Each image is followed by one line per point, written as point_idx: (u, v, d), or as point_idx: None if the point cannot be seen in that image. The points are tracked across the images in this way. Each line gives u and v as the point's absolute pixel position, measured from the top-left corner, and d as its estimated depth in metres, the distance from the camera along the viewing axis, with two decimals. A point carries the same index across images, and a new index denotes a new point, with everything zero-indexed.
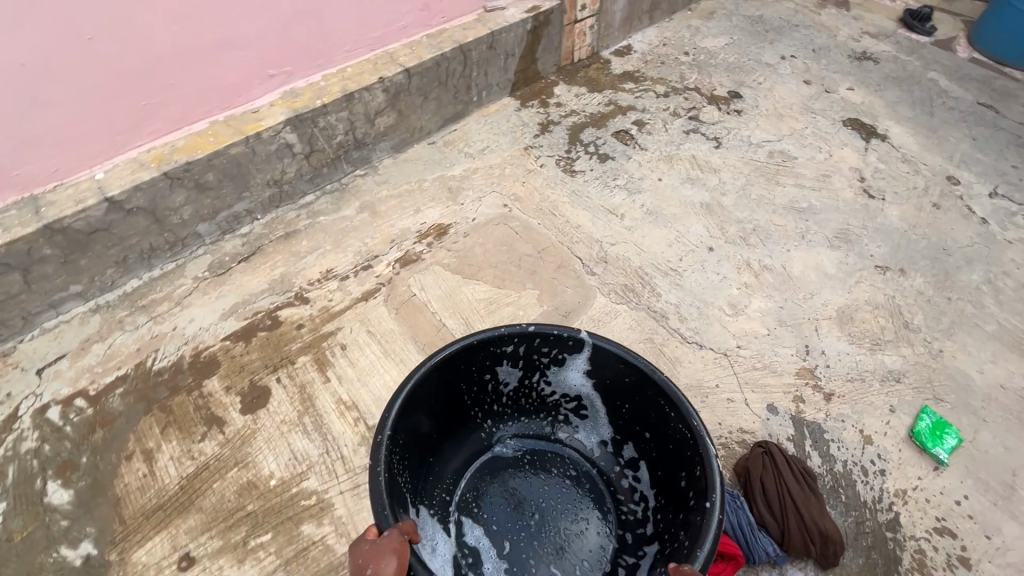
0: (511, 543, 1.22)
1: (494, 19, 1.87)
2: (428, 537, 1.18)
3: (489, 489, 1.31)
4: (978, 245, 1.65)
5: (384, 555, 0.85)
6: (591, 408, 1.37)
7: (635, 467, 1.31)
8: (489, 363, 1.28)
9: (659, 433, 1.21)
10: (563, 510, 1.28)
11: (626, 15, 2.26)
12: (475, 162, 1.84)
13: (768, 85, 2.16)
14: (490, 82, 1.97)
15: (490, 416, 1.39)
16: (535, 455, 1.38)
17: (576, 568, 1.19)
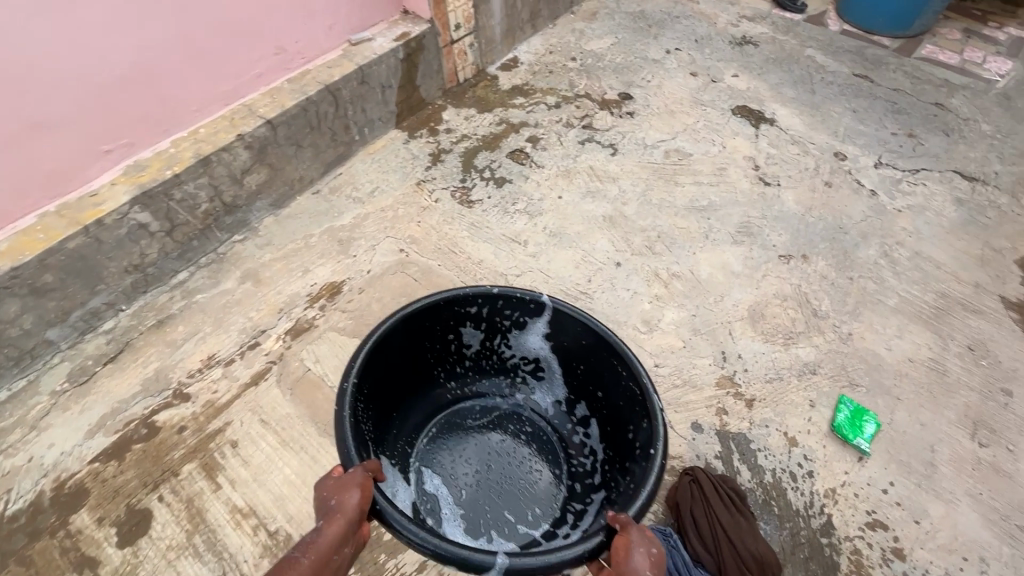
0: (467, 490, 1.39)
1: (362, 53, 1.75)
2: (390, 484, 1.34)
3: (449, 445, 1.47)
4: (871, 219, 1.68)
5: (351, 486, 1.00)
6: (548, 370, 1.53)
7: (586, 425, 1.48)
8: (453, 325, 1.44)
9: (607, 386, 1.38)
10: (518, 464, 1.45)
11: (506, 27, 2.19)
12: (366, 206, 1.72)
13: (656, 82, 2.15)
14: (370, 118, 1.85)
15: (453, 374, 1.55)
16: (495, 415, 1.54)
17: (524, 514, 1.36)
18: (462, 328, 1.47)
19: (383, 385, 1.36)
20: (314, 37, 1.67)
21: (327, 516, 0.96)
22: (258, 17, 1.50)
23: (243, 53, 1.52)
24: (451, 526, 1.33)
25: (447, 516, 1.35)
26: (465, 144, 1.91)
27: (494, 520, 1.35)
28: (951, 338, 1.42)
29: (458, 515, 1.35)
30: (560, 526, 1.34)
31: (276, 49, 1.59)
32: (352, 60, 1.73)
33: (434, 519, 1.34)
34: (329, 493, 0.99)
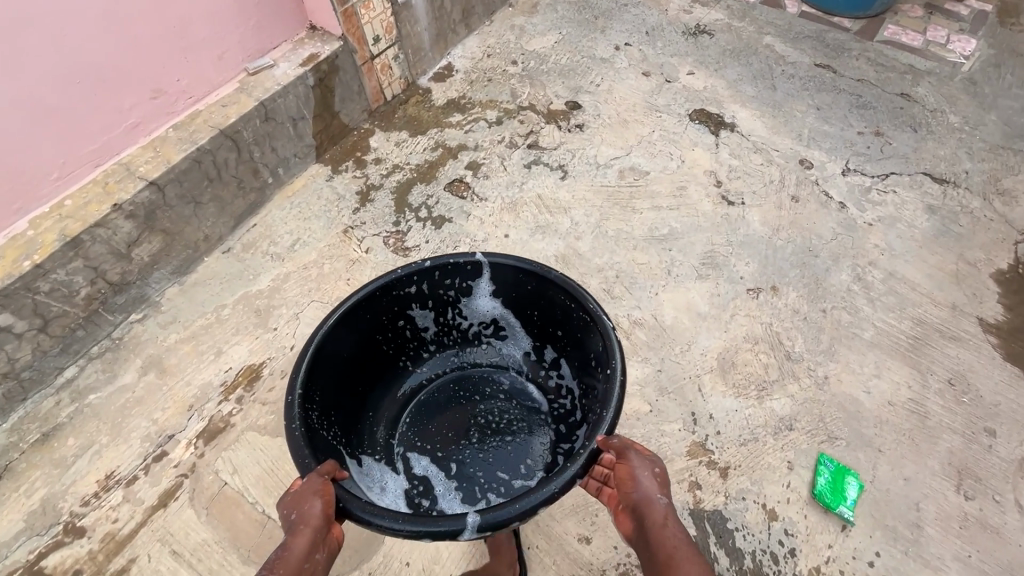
0: (458, 462, 1.29)
1: (263, 84, 1.50)
2: (377, 479, 1.24)
3: (428, 425, 1.36)
4: (841, 237, 1.56)
5: (307, 495, 0.88)
6: (508, 327, 1.41)
7: (557, 365, 1.36)
8: (398, 309, 1.32)
9: (563, 322, 1.27)
10: (504, 423, 1.34)
11: (436, 32, 1.94)
12: (287, 264, 1.51)
13: (606, 85, 1.95)
14: (284, 156, 1.61)
15: (417, 359, 1.43)
16: (468, 383, 1.42)
17: (519, 468, 1.27)
18: (412, 311, 1.35)
19: (339, 387, 1.23)
20: (199, 70, 1.41)
21: (292, 527, 0.85)
22: (117, 57, 1.23)
23: (108, 102, 1.26)
24: (449, 501, 1.24)
25: (442, 492, 1.26)
26: (398, 176, 1.70)
27: (490, 483, 1.26)
28: (931, 373, 1.32)
29: (454, 490, 1.26)
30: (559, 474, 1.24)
31: (151, 91, 1.33)
32: (251, 95, 1.48)
33: (430, 501, 1.24)
34: (286, 510, 0.88)
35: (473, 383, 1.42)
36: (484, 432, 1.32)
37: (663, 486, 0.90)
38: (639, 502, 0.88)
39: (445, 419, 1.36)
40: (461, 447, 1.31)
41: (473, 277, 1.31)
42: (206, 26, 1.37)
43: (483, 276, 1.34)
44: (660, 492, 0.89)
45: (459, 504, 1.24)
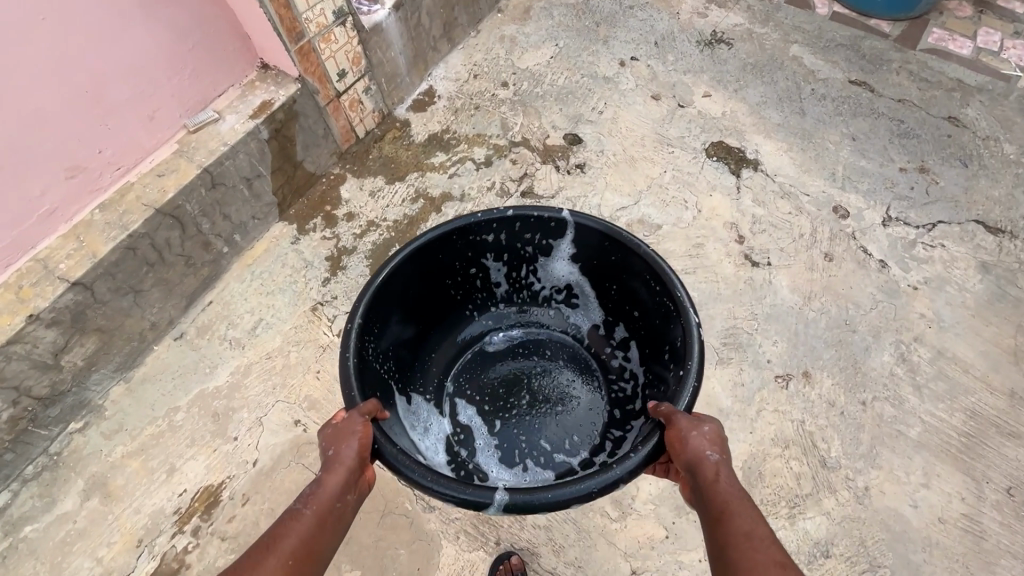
0: (501, 421, 1.41)
1: (206, 144, 1.26)
2: (425, 419, 1.38)
3: (481, 375, 1.48)
4: (883, 305, 1.36)
5: (341, 437, 0.92)
6: (581, 295, 1.48)
7: (626, 348, 1.41)
8: (471, 256, 1.40)
9: (639, 306, 1.31)
10: (557, 391, 1.44)
11: (413, 53, 1.68)
12: (248, 353, 1.31)
13: (610, 112, 1.70)
14: (239, 221, 1.39)
15: (482, 307, 1.53)
16: (531, 343, 1.52)
17: (562, 444, 1.37)
18: (487, 262, 1.44)
19: (401, 326, 1.35)
20: (127, 135, 1.17)
21: (327, 466, 0.88)
22: (14, 134, 1.01)
23: (13, 188, 1.04)
24: (487, 457, 1.36)
25: (480, 446, 1.38)
26: (374, 234, 1.48)
27: (529, 450, 1.37)
28: (986, 480, 1.16)
29: (491, 443, 1.39)
30: (594, 456, 1.33)
31: (67, 168, 1.10)
32: (192, 159, 1.24)
33: (467, 453, 1.37)
34: (324, 450, 0.92)
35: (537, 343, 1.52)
36: (534, 399, 1.42)
37: (717, 444, 0.85)
38: (692, 462, 0.84)
39: (500, 373, 1.47)
40: (506, 407, 1.42)
41: (555, 238, 1.36)
42: (129, 82, 1.14)
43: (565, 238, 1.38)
44: (710, 448, 0.85)
45: (495, 462, 1.36)
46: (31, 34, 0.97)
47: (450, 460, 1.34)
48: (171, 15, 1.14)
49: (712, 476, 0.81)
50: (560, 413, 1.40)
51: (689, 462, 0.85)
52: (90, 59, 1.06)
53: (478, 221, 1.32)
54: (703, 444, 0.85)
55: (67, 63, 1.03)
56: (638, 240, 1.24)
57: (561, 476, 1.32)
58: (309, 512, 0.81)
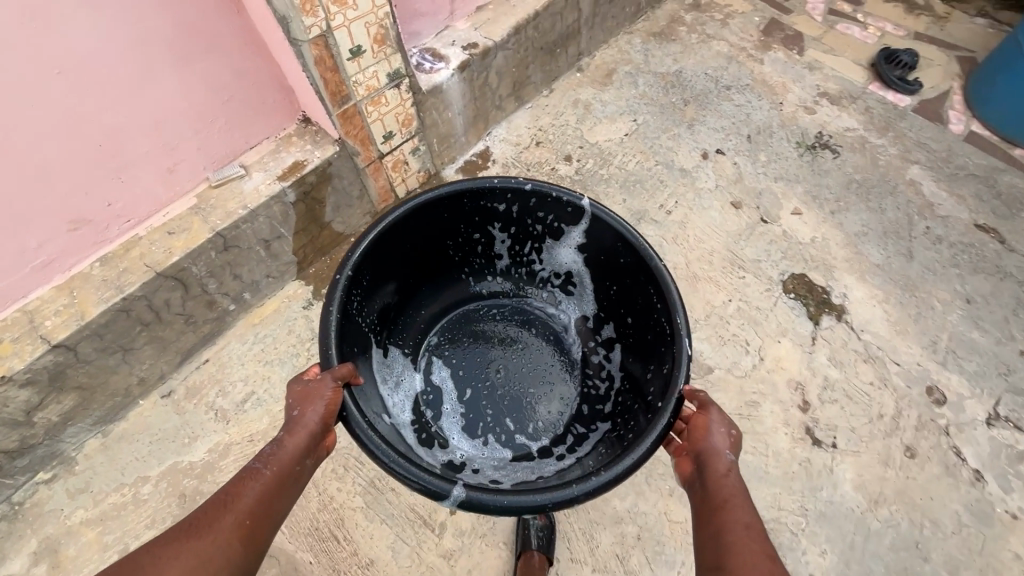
0: (472, 391, 1.52)
1: (225, 203, 1.16)
2: (399, 372, 1.48)
3: (462, 338, 1.59)
4: (969, 533, 1.11)
5: (310, 398, 0.89)
6: (579, 284, 1.57)
7: (609, 348, 1.52)
8: (480, 220, 1.48)
9: (634, 316, 1.39)
10: (533, 374, 1.54)
11: (474, 113, 1.53)
12: (231, 431, 1.21)
13: (680, 214, 1.50)
14: (252, 280, 1.29)
15: (478, 276, 1.63)
16: (519, 317, 1.63)
17: (525, 425, 1.47)
18: (496, 237, 1.53)
19: (395, 279, 1.44)
20: (142, 188, 1.08)
21: (289, 428, 0.86)
22: (14, 188, 0.93)
23: (7, 239, 0.96)
24: (450, 422, 1.47)
25: (446, 411, 1.48)
26: None
27: (493, 425, 1.46)
28: None
29: (456, 409, 1.49)
30: (553, 446, 1.42)
31: (70, 221, 1.02)
32: (207, 219, 1.14)
33: (432, 414, 1.48)
34: (288, 408, 0.89)
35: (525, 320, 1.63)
36: (507, 375, 1.54)
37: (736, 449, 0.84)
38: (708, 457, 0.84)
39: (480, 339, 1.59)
40: (481, 378, 1.53)
41: (566, 224, 1.43)
42: (150, 135, 1.04)
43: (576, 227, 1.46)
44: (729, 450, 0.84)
45: (458, 428, 1.46)
46: (44, 89, 0.88)
47: (414, 417, 1.43)
48: (204, 69, 1.03)
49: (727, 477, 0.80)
50: (532, 396, 1.51)
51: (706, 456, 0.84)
52: (108, 113, 0.96)
53: (489, 193, 1.37)
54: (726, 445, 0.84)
55: (80, 117, 0.93)
56: (648, 249, 1.29)
57: (517, 456, 1.41)
58: (267, 475, 0.81)
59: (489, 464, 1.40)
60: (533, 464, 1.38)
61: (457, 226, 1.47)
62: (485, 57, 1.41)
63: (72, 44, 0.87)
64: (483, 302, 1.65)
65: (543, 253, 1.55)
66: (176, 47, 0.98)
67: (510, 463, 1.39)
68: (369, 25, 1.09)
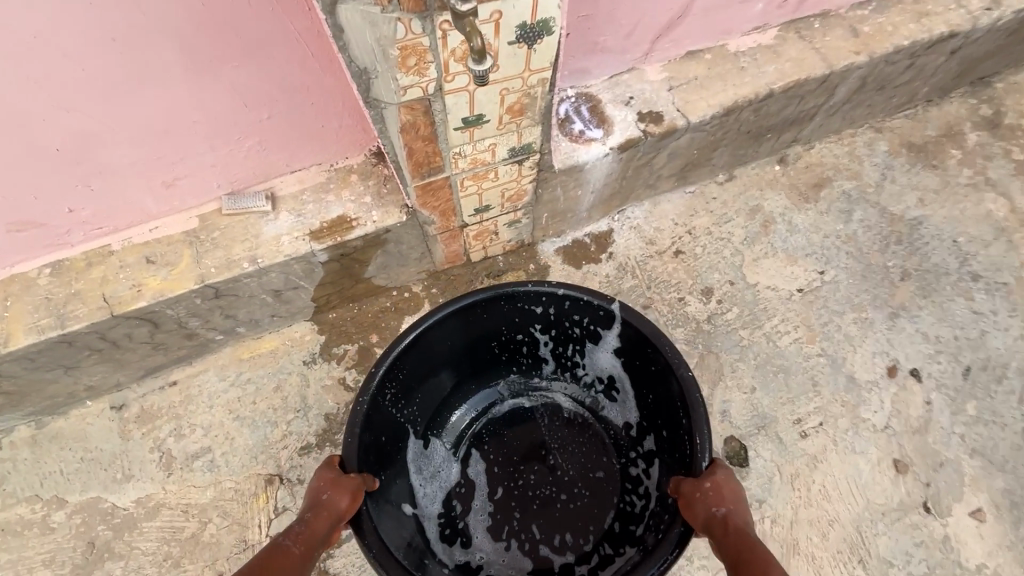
0: (505, 490, 1.06)
1: (230, 244, 0.83)
2: (437, 464, 1.07)
3: (504, 432, 1.11)
4: None
5: (341, 489, 0.78)
6: (618, 393, 1.07)
7: (648, 462, 0.99)
8: (518, 321, 1.03)
9: (672, 429, 0.91)
10: (571, 478, 1.06)
11: (614, 192, 1.08)
12: (168, 487, 1.00)
13: (818, 443, 1.07)
14: (250, 318, 1.00)
15: (525, 374, 1.14)
16: (558, 416, 1.12)
17: (553, 537, 1.02)
18: (539, 339, 1.08)
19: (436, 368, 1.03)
20: (123, 199, 0.76)
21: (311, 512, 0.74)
22: None
23: None
24: (476, 523, 1.04)
25: (476, 506, 1.05)
26: None
27: (522, 529, 1.03)
28: None
29: (484, 512, 1.05)
30: (581, 566, 0.98)
31: (10, 223, 0.72)
32: (199, 259, 0.82)
33: (461, 510, 1.05)
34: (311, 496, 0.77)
35: (564, 419, 1.11)
36: (547, 473, 1.06)
37: (724, 494, 0.73)
38: (710, 520, 0.71)
39: (512, 436, 1.10)
40: (515, 475, 1.07)
41: (602, 326, 0.98)
42: (141, 145, 0.69)
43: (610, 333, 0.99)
44: (714, 501, 0.72)
45: (484, 531, 1.03)
46: None
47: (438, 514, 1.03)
48: (236, 79, 0.65)
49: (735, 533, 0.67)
50: (552, 500, 1.04)
51: (708, 517, 0.71)
52: (69, 113, 0.62)
53: (527, 294, 0.96)
54: (709, 502, 0.73)
55: (22, 111, 0.60)
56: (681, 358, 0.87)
57: (541, 571, 0.99)
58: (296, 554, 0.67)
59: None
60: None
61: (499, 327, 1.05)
62: (665, 138, 0.94)
63: (4, 16, 0.51)
64: (522, 394, 1.14)
65: (580, 356, 1.08)
66: (192, 44, 0.59)
67: None
68: (508, 92, 0.66)
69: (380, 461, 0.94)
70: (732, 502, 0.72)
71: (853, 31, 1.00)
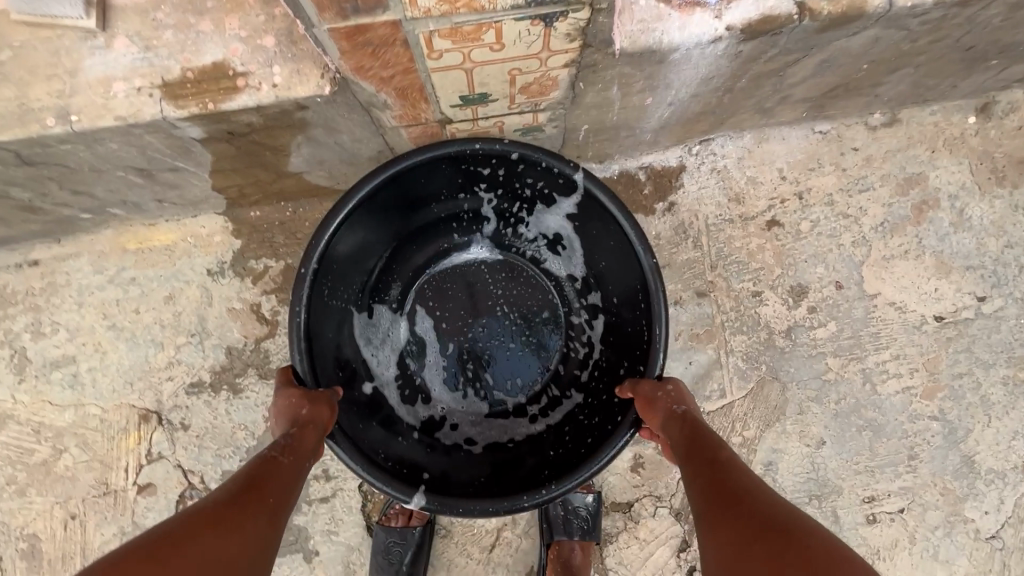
0: (460, 344, 0.74)
1: (27, 79, 0.48)
2: (377, 325, 0.72)
3: (446, 284, 0.75)
4: None
5: (320, 402, 0.55)
6: (560, 245, 0.72)
7: (596, 313, 0.71)
8: (459, 183, 0.66)
9: (623, 288, 0.65)
10: (527, 327, 0.75)
11: (704, 110, 0.66)
12: (19, 397, 0.77)
13: (886, 536, 0.76)
14: (122, 199, 0.68)
15: (461, 233, 0.74)
16: (491, 268, 0.75)
17: (515, 386, 0.74)
18: (485, 199, 0.69)
19: (368, 233, 0.65)
20: None
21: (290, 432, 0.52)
22: None
23: None
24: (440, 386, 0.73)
25: (433, 363, 0.74)
26: None
27: (484, 378, 0.74)
28: None
29: (438, 357, 0.74)
30: (532, 408, 0.73)
31: None
32: None
33: (417, 366, 0.74)
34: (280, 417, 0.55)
35: (501, 269, 0.75)
36: (508, 328, 0.74)
37: (682, 394, 0.55)
38: (667, 427, 0.53)
39: (451, 288, 0.75)
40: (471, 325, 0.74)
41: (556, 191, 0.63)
42: None
43: (564, 197, 0.64)
44: (674, 402, 0.54)
45: (449, 387, 0.73)
46: None
47: (394, 380, 0.72)
48: None
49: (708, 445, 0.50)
50: (497, 349, 0.74)
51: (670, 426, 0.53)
52: None
53: (474, 154, 0.60)
54: (669, 404, 0.54)
55: None
56: (642, 239, 0.58)
57: (501, 416, 0.72)
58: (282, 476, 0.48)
59: (469, 424, 0.72)
60: (508, 427, 0.72)
61: (434, 196, 0.67)
62: (832, 28, 0.51)
63: None
64: (459, 256, 0.75)
65: (528, 212, 0.70)
66: None
67: (495, 424, 0.72)
68: None
69: (323, 350, 0.62)
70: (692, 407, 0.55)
71: None
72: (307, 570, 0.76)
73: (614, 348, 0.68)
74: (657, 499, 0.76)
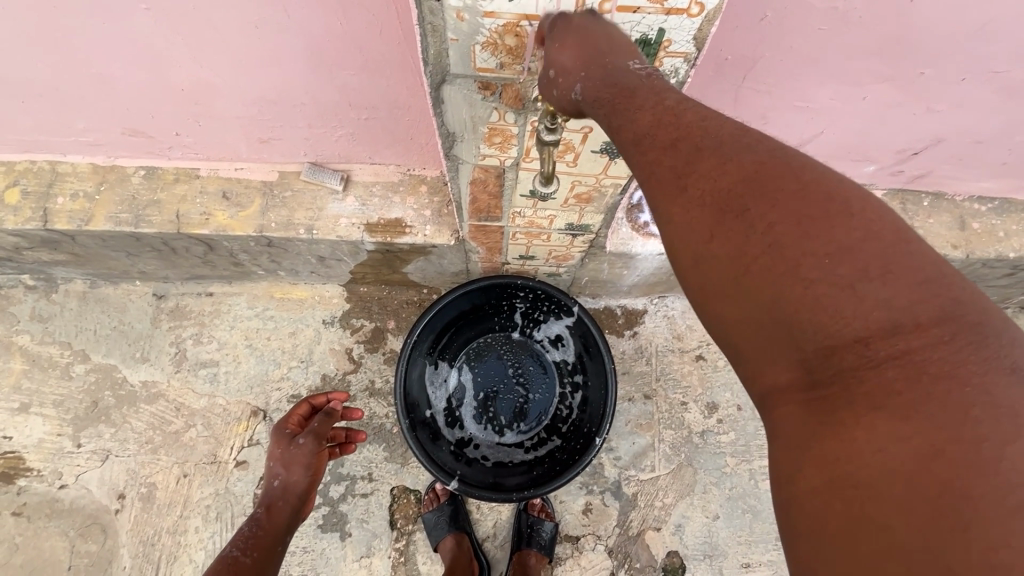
0: (486, 394, 1.12)
1: (296, 208, 0.90)
2: (436, 373, 1.10)
3: (484, 353, 1.13)
4: None
5: (294, 463, 0.80)
6: (562, 340, 1.11)
7: (577, 389, 1.09)
8: (506, 295, 1.06)
9: (597, 376, 1.04)
10: (532, 389, 1.12)
11: (659, 281, 1.08)
12: (172, 381, 1.11)
13: None
14: (293, 268, 1.07)
15: (500, 323, 1.13)
16: (515, 347, 1.13)
17: (518, 428, 1.11)
18: (518, 304, 1.09)
19: (445, 316, 1.05)
20: (222, 138, 0.84)
21: (268, 504, 0.78)
22: (63, 79, 0.71)
23: (51, 113, 0.78)
24: (469, 420, 1.10)
25: (467, 404, 1.11)
26: (377, 406, 1.11)
27: (498, 419, 1.11)
28: None
29: (471, 400, 1.11)
30: (527, 442, 1.10)
31: (125, 128, 0.82)
32: (265, 211, 0.90)
33: (457, 403, 1.11)
34: (270, 477, 0.81)
35: (520, 349, 1.13)
36: (519, 388, 1.12)
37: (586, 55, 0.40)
38: (590, 109, 0.41)
39: (489, 356, 1.13)
40: (496, 383, 1.12)
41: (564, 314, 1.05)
42: (250, 106, 0.77)
43: (567, 317, 1.05)
44: (578, 73, 0.40)
45: (475, 421, 1.10)
46: (127, 18, 0.61)
47: (441, 410, 1.09)
48: (349, 83, 0.71)
49: (617, 94, 0.39)
50: (509, 401, 1.12)
51: (596, 96, 0.39)
52: (202, 67, 0.69)
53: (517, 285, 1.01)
54: (595, 76, 0.39)
55: (165, 54, 0.67)
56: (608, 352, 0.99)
57: (506, 445, 1.10)
58: (249, 564, 0.71)
59: (486, 445, 1.09)
60: (510, 452, 1.09)
61: (489, 300, 1.07)
62: None
63: None
64: (495, 338, 1.13)
65: (543, 320, 1.10)
66: (318, 48, 0.65)
67: (501, 449, 1.09)
68: (579, 183, 0.68)
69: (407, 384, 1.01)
70: (624, 54, 0.40)
71: (962, 224, 0.95)
72: (339, 546, 1.05)
73: (586, 413, 1.06)
74: (597, 537, 1.08)
